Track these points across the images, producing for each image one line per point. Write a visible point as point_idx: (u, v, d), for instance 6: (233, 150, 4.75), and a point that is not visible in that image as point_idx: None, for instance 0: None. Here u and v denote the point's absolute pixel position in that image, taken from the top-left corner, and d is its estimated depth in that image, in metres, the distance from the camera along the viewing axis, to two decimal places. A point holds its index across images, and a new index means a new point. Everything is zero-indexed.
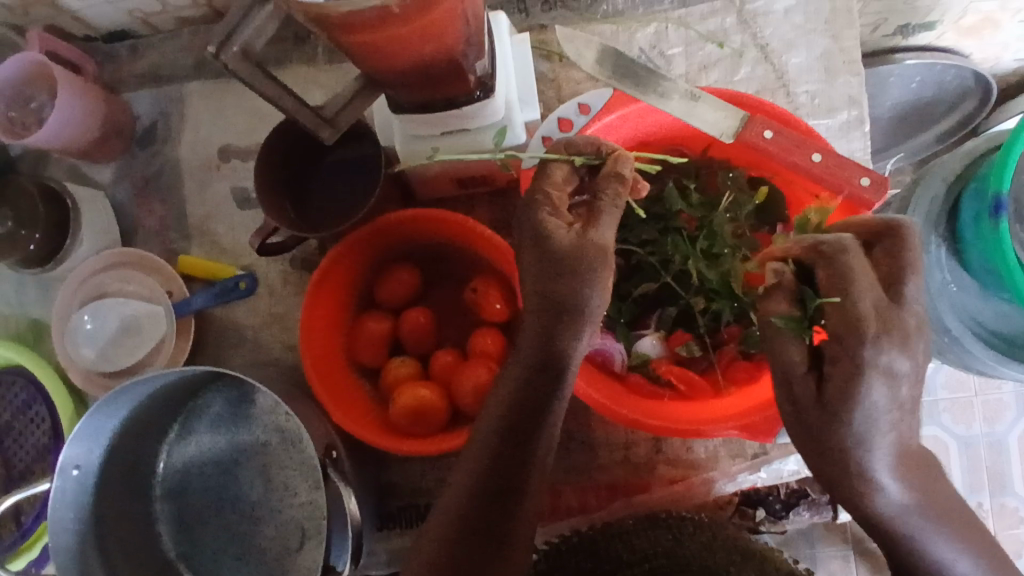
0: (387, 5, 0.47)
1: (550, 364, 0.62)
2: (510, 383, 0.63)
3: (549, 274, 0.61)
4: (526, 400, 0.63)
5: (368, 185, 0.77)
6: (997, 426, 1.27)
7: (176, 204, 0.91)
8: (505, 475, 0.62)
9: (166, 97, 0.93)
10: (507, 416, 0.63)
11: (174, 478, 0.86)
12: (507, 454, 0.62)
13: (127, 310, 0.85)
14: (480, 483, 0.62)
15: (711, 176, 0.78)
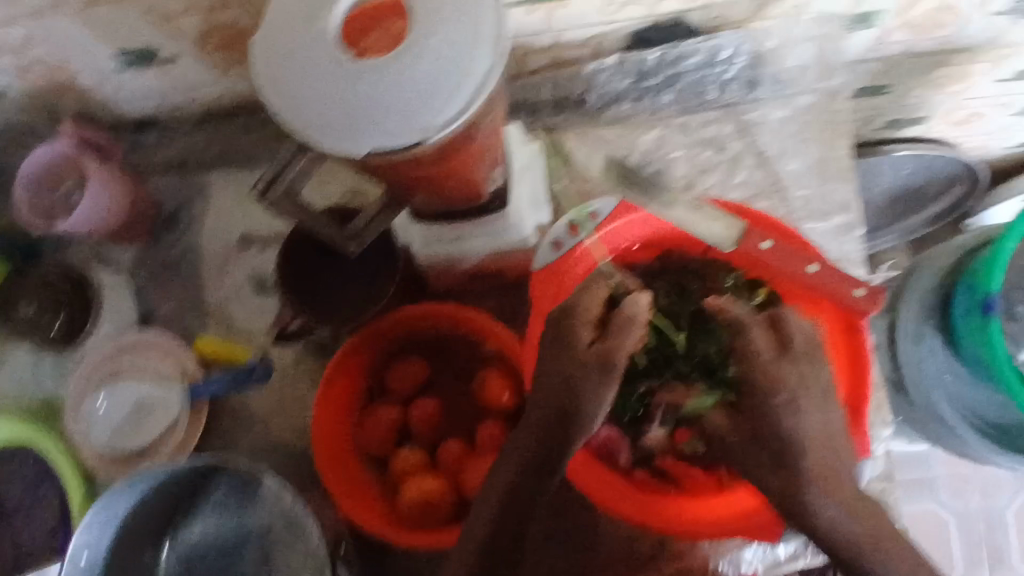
0: (419, 154, 0.51)
1: (554, 444, 0.63)
2: (512, 460, 0.63)
3: (563, 362, 0.65)
4: (529, 481, 0.62)
5: (380, 280, 0.79)
6: (995, 501, 1.27)
7: (195, 288, 0.94)
8: (501, 555, 0.60)
9: (190, 186, 0.99)
10: (502, 501, 0.61)
11: (178, 561, 0.86)
12: (499, 542, 0.60)
13: (141, 393, 0.87)
14: (476, 560, 0.60)
15: (714, 278, 0.80)
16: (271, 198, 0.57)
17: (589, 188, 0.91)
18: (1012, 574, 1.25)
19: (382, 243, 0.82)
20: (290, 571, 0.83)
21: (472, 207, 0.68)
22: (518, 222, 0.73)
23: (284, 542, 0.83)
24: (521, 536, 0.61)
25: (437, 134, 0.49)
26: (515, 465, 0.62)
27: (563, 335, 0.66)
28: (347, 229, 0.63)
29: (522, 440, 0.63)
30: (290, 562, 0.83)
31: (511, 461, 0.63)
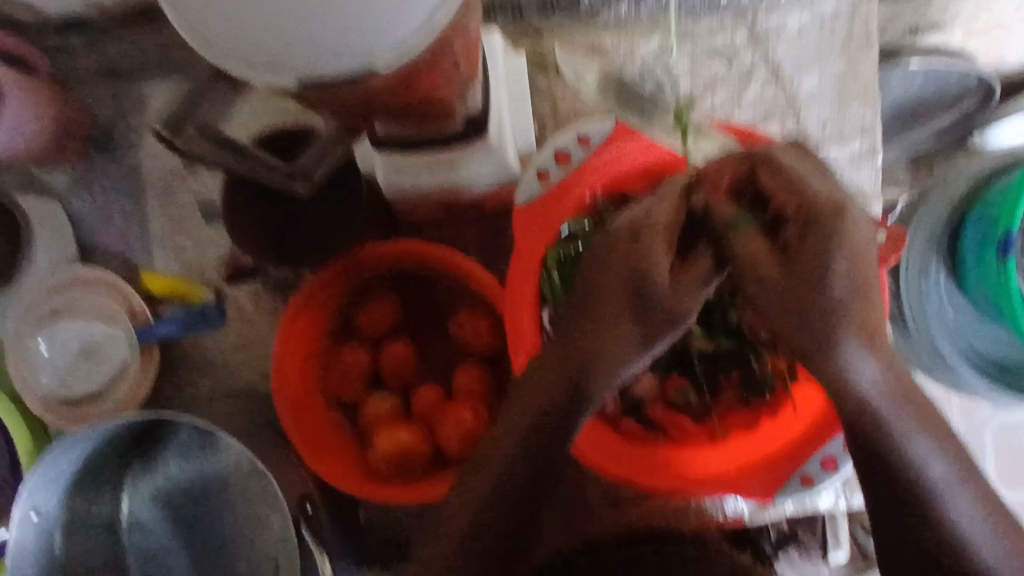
0: (367, 83, 0.43)
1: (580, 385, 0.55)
2: (534, 399, 0.57)
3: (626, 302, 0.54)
4: (548, 429, 0.57)
5: (347, 214, 0.71)
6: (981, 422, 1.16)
7: (139, 217, 0.84)
8: (520, 497, 0.58)
9: (126, 98, 0.86)
10: (530, 437, 0.57)
11: (141, 509, 0.82)
12: (525, 474, 0.58)
13: (86, 332, 0.78)
14: (490, 511, 0.58)
15: None
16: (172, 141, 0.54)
17: (579, 106, 0.81)
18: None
19: (345, 172, 0.73)
20: (262, 518, 0.79)
21: (443, 136, 0.58)
22: (497, 151, 0.64)
23: (249, 488, 0.80)
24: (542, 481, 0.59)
25: (387, 62, 0.41)
26: (538, 406, 0.57)
27: (630, 264, 0.54)
28: (287, 168, 0.59)
29: (553, 367, 0.56)
30: (260, 510, 0.79)
31: (533, 399, 0.57)
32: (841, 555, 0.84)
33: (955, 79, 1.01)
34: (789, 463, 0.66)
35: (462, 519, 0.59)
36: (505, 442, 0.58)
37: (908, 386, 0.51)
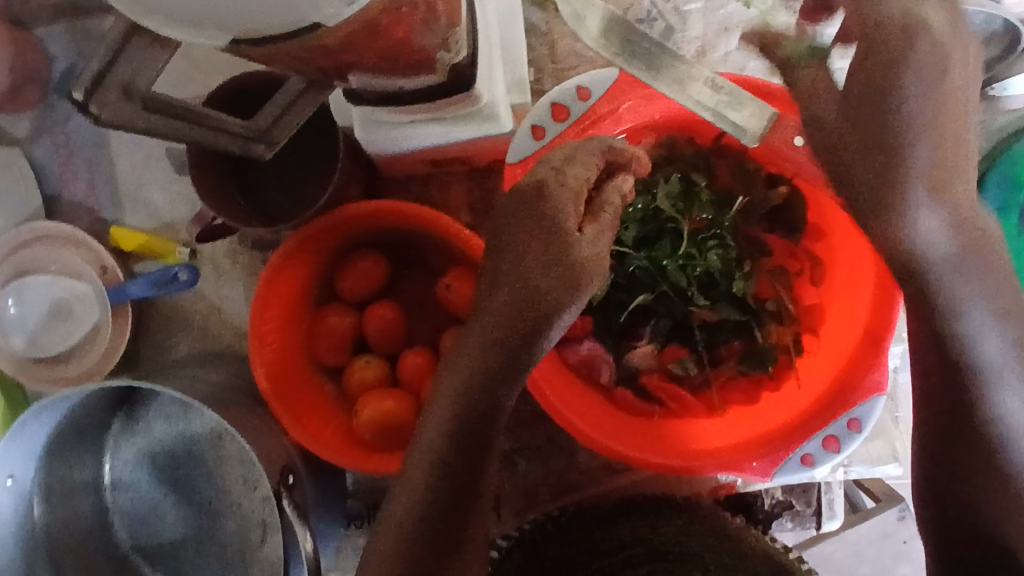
0: (325, 38, 0.37)
1: (518, 349, 0.57)
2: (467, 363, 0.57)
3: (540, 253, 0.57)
4: (484, 397, 0.57)
5: (328, 169, 0.67)
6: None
7: (106, 167, 0.79)
8: (463, 465, 0.57)
9: (85, 36, 0.78)
10: (457, 417, 0.57)
11: (125, 470, 0.80)
12: (461, 457, 0.57)
13: (55, 292, 0.75)
14: (431, 486, 0.56)
15: (721, 171, 0.68)
16: (103, 112, 0.40)
17: (579, 50, 0.74)
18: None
19: (323, 123, 0.67)
20: (248, 477, 0.81)
21: (428, 89, 0.52)
22: (489, 105, 0.58)
23: (238, 448, 0.80)
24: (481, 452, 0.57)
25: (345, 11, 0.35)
26: (475, 373, 0.57)
27: (541, 223, 0.56)
28: (247, 129, 0.48)
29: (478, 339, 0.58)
30: (246, 468, 0.80)
31: (468, 367, 0.57)
32: (836, 525, 0.82)
33: None
34: (789, 441, 0.61)
35: (410, 497, 0.56)
36: (438, 416, 0.57)
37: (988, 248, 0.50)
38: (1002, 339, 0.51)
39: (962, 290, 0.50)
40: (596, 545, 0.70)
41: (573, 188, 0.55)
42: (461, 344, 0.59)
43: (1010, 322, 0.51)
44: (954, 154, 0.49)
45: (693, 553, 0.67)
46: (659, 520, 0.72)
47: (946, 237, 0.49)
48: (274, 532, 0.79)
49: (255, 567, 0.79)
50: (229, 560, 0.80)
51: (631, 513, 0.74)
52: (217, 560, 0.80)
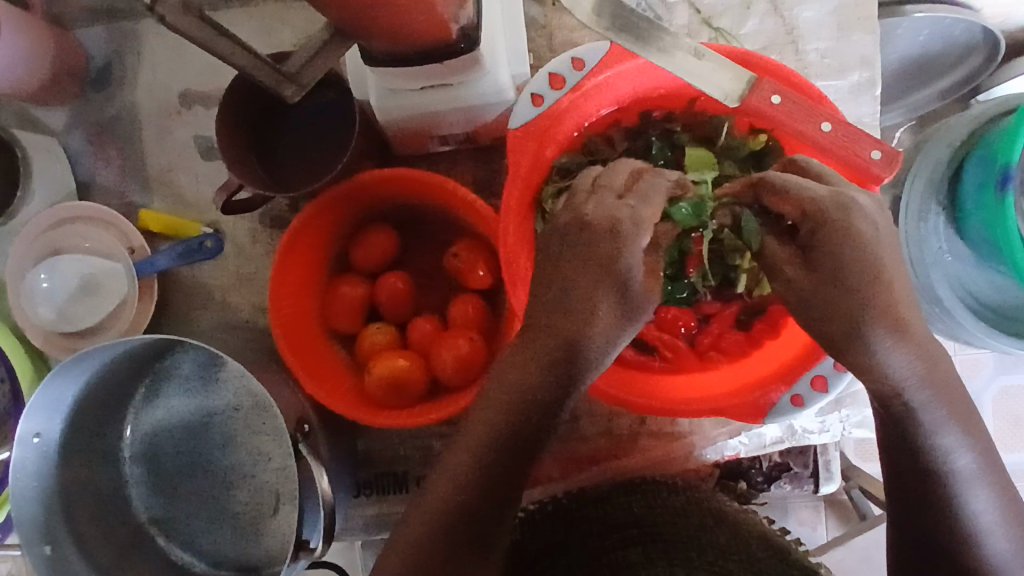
0: None
1: (567, 365, 0.58)
2: (527, 376, 0.58)
3: (605, 281, 0.58)
4: (531, 412, 0.59)
5: (343, 142, 0.72)
6: (973, 383, 1.11)
7: (135, 154, 0.84)
8: (504, 474, 0.58)
9: (120, 34, 0.85)
10: (510, 424, 0.58)
11: (143, 442, 0.83)
12: (508, 463, 0.58)
13: (85, 268, 0.79)
14: (472, 487, 0.58)
15: (699, 131, 0.72)
16: (165, 12, 0.46)
17: (575, 39, 0.80)
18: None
19: (342, 100, 0.73)
20: (261, 450, 0.82)
21: (436, 49, 0.57)
22: (491, 73, 0.64)
23: (255, 421, 0.82)
24: (526, 464, 0.59)
25: None
26: (524, 386, 0.58)
27: (606, 245, 0.58)
28: (280, 68, 0.52)
29: (538, 343, 0.58)
30: (260, 441, 0.82)
31: (519, 378, 0.58)
32: (833, 487, 0.86)
33: (959, 32, 0.97)
34: (780, 386, 0.66)
35: (450, 488, 0.59)
36: (482, 423, 0.59)
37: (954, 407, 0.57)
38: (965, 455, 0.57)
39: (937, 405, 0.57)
40: (593, 526, 0.71)
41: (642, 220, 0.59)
42: (510, 353, 0.60)
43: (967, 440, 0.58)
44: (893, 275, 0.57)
45: (686, 534, 0.68)
46: (657, 496, 0.74)
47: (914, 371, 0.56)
48: (287, 503, 0.81)
49: (268, 537, 0.81)
50: (243, 529, 0.82)
51: (631, 491, 0.75)
52: (230, 531, 0.82)
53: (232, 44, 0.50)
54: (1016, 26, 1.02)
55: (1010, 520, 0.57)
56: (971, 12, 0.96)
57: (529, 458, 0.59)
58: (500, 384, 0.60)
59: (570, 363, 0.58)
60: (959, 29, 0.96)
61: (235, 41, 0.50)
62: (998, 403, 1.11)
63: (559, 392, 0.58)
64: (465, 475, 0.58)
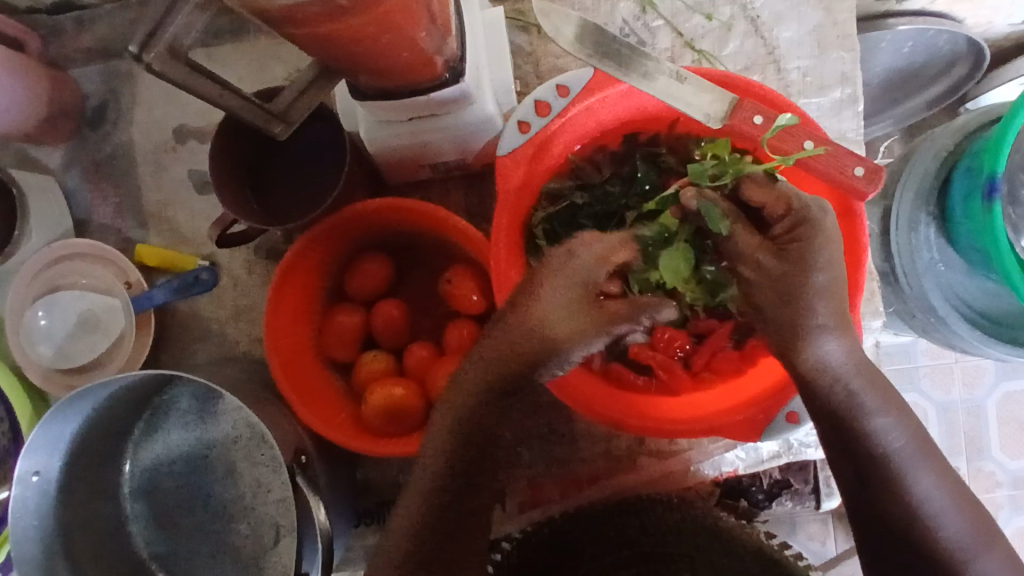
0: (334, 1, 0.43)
1: (515, 381, 0.60)
2: (469, 400, 0.60)
3: (569, 316, 0.58)
4: (478, 423, 0.61)
5: (335, 172, 0.74)
6: (975, 391, 1.11)
7: (131, 190, 0.86)
8: (461, 488, 0.61)
9: (115, 73, 0.87)
10: (455, 437, 0.60)
11: (143, 477, 0.83)
12: (461, 469, 0.61)
13: (83, 304, 0.80)
14: (438, 494, 0.60)
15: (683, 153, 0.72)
16: (152, 59, 0.46)
17: (561, 65, 0.81)
18: (988, 461, 1.11)
19: (333, 133, 0.74)
20: (260, 482, 0.82)
21: (422, 82, 0.59)
22: (479, 103, 0.65)
23: (253, 452, 0.81)
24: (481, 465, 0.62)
25: None
26: (476, 394, 0.60)
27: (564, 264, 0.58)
28: (269, 108, 0.54)
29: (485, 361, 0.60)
30: (259, 472, 0.82)
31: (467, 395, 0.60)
32: (835, 503, 0.86)
33: (943, 42, 0.97)
34: (774, 403, 0.66)
35: (416, 494, 0.61)
36: (437, 431, 0.61)
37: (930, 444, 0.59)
38: (933, 483, 0.58)
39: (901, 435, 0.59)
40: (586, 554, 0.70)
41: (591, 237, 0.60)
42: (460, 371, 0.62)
43: (934, 467, 0.58)
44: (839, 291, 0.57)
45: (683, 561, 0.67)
46: (650, 518, 0.71)
47: (896, 427, 0.58)
48: (287, 535, 0.80)
49: (268, 571, 0.80)
50: (242, 563, 0.81)
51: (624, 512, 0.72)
52: (230, 565, 0.81)
53: (219, 87, 0.51)
54: (998, 36, 1.04)
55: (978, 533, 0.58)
56: (953, 23, 0.98)
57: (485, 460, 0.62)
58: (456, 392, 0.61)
59: (522, 372, 0.59)
60: (943, 41, 0.97)
61: (226, 84, 0.51)
62: (1001, 409, 1.11)
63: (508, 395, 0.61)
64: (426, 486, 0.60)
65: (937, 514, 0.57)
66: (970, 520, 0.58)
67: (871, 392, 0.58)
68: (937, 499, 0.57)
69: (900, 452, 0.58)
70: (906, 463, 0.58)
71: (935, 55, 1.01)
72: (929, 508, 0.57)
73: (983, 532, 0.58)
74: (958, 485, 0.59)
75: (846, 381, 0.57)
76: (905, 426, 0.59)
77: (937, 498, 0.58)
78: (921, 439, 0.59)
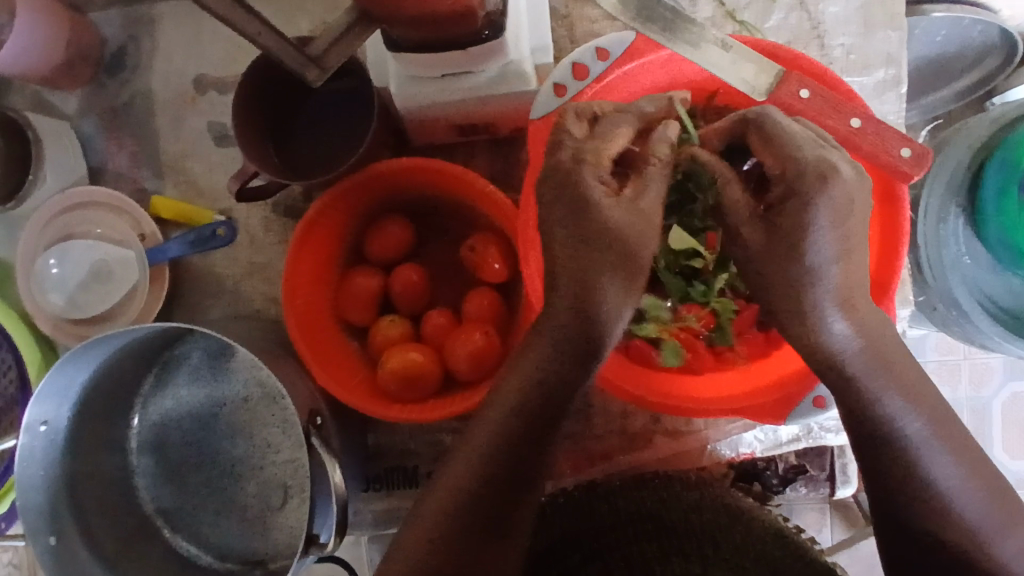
0: None
1: (586, 348, 0.56)
2: (535, 369, 0.57)
3: (598, 264, 0.55)
4: (551, 394, 0.57)
5: (361, 128, 0.72)
6: (983, 390, 1.10)
7: (147, 139, 0.83)
8: (516, 465, 0.57)
9: (136, 18, 0.84)
10: (524, 404, 0.57)
11: (151, 432, 0.81)
12: (528, 440, 0.57)
13: (95, 254, 0.78)
14: (495, 467, 0.57)
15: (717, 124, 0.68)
16: None
17: (597, 31, 0.79)
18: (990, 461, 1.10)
19: (362, 90, 0.72)
20: (270, 442, 0.81)
21: (461, 36, 0.57)
22: (514, 62, 0.63)
23: (265, 412, 0.80)
24: (545, 442, 0.58)
25: None
26: (533, 375, 0.57)
27: (576, 194, 0.56)
28: (306, 52, 0.52)
29: (556, 321, 0.57)
30: (269, 432, 0.80)
31: (535, 363, 0.57)
32: (850, 490, 0.85)
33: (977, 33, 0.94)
34: (800, 387, 0.65)
35: (460, 481, 0.57)
36: (504, 398, 0.58)
37: (955, 431, 0.58)
38: (958, 470, 0.56)
39: (916, 417, 0.57)
40: (602, 517, 0.69)
41: (600, 154, 0.57)
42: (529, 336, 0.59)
43: (963, 459, 0.57)
44: (851, 269, 0.55)
45: (703, 532, 0.68)
46: (671, 493, 0.70)
47: (915, 416, 0.56)
48: (295, 497, 0.79)
49: (275, 531, 0.80)
50: (249, 523, 0.80)
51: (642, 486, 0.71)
52: (236, 524, 0.80)
53: (257, 24, 0.49)
54: None
55: (1006, 516, 0.56)
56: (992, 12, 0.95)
57: (552, 432, 0.58)
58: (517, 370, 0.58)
59: (582, 355, 0.56)
60: (976, 32, 0.94)
61: (261, 22, 0.49)
62: (1008, 409, 1.10)
63: (586, 361, 0.57)
64: (479, 455, 0.57)
65: (956, 495, 0.56)
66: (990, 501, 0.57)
67: (885, 379, 0.56)
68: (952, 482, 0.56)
69: (917, 437, 0.56)
70: (922, 448, 0.56)
71: (971, 45, 0.97)
72: (947, 491, 0.56)
73: (1009, 514, 0.57)
74: (980, 468, 0.58)
75: (852, 359, 0.56)
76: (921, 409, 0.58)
77: (957, 485, 0.56)
78: (946, 425, 0.58)
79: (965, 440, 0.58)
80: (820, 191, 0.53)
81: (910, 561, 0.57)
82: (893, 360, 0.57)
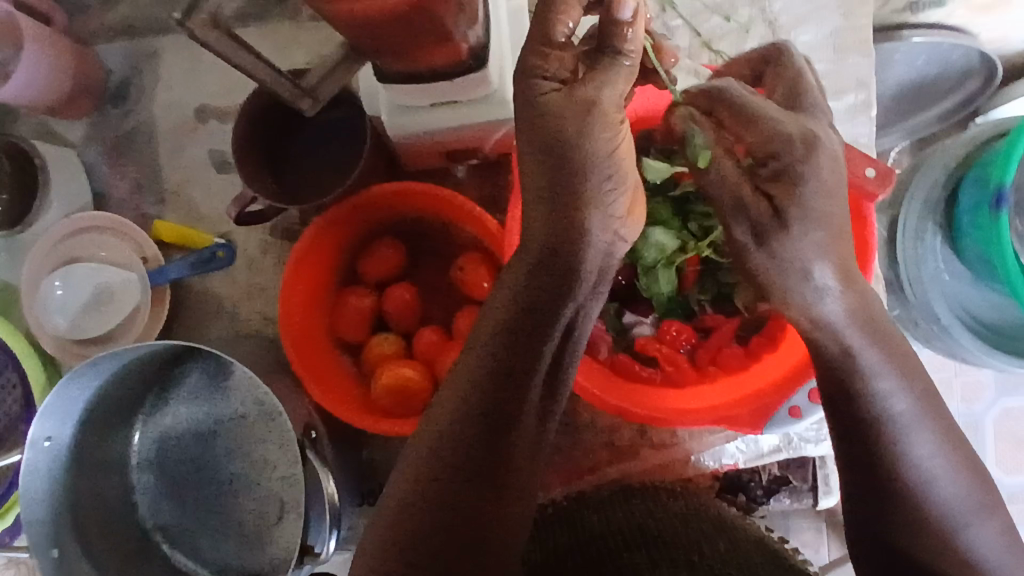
0: None
1: (539, 316, 0.55)
2: (485, 350, 0.56)
3: (558, 225, 0.54)
4: (508, 371, 0.55)
5: (357, 155, 0.76)
6: (975, 406, 1.12)
7: (149, 166, 0.87)
8: (482, 450, 0.54)
9: (139, 51, 0.88)
10: (480, 383, 0.55)
11: (152, 449, 0.83)
12: (489, 419, 0.54)
13: (98, 277, 0.81)
14: (457, 449, 0.54)
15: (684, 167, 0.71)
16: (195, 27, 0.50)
17: None
18: None
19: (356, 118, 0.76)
20: (267, 459, 0.82)
21: (445, 67, 0.60)
22: (498, 91, 0.67)
23: (261, 428, 0.82)
24: (509, 427, 0.55)
25: None
26: (488, 357, 0.55)
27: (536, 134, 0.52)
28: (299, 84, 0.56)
29: (513, 293, 0.56)
30: (266, 448, 0.82)
31: (490, 342, 0.56)
32: (830, 501, 0.87)
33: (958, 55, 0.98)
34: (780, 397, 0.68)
35: (418, 464, 0.54)
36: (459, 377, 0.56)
37: (941, 413, 0.57)
38: (936, 452, 0.56)
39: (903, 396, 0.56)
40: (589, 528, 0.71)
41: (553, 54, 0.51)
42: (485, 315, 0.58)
43: (946, 445, 0.57)
44: (844, 242, 0.55)
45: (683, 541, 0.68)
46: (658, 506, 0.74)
47: (902, 396, 0.56)
48: (291, 512, 0.81)
49: (271, 547, 0.81)
50: (246, 537, 0.82)
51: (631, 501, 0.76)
52: (234, 539, 0.82)
53: (254, 59, 0.53)
54: (1012, 53, 1.05)
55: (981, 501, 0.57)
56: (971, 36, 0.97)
57: (515, 415, 0.55)
58: (471, 352, 0.57)
59: (538, 322, 0.56)
60: (957, 54, 0.98)
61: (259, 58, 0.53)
62: (1000, 425, 1.12)
63: (545, 334, 0.56)
64: (441, 435, 0.54)
65: (932, 476, 0.56)
66: (971, 490, 0.57)
67: (874, 351, 0.56)
68: (933, 467, 0.56)
69: (901, 415, 0.56)
70: (906, 427, 0.56)
71: (948, 67, 1.01)
72: (922, 474, 0.56)
73: (986, 503, 0.57)
74: (961, 450, 0.58)
75: (839, 337, 0.55)
76: (910, 387, 0.57)
77: (934, 468, 0.56)
78: (929, 405, 0.57)
79: (949, 425, 0.58)
80: (805, 161, 0.51)
81: (886, 552, 0.58)
82: (883, 336, 0.56)
